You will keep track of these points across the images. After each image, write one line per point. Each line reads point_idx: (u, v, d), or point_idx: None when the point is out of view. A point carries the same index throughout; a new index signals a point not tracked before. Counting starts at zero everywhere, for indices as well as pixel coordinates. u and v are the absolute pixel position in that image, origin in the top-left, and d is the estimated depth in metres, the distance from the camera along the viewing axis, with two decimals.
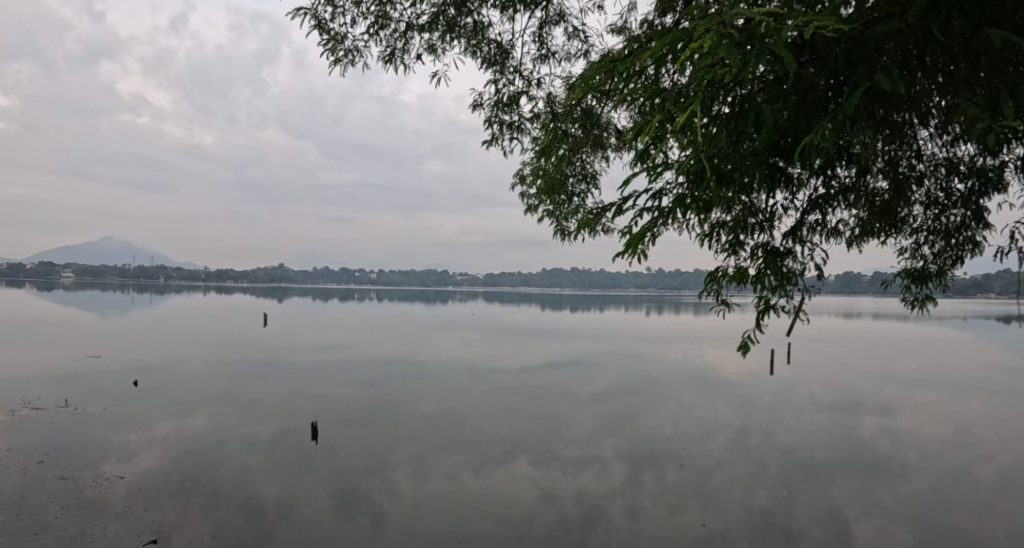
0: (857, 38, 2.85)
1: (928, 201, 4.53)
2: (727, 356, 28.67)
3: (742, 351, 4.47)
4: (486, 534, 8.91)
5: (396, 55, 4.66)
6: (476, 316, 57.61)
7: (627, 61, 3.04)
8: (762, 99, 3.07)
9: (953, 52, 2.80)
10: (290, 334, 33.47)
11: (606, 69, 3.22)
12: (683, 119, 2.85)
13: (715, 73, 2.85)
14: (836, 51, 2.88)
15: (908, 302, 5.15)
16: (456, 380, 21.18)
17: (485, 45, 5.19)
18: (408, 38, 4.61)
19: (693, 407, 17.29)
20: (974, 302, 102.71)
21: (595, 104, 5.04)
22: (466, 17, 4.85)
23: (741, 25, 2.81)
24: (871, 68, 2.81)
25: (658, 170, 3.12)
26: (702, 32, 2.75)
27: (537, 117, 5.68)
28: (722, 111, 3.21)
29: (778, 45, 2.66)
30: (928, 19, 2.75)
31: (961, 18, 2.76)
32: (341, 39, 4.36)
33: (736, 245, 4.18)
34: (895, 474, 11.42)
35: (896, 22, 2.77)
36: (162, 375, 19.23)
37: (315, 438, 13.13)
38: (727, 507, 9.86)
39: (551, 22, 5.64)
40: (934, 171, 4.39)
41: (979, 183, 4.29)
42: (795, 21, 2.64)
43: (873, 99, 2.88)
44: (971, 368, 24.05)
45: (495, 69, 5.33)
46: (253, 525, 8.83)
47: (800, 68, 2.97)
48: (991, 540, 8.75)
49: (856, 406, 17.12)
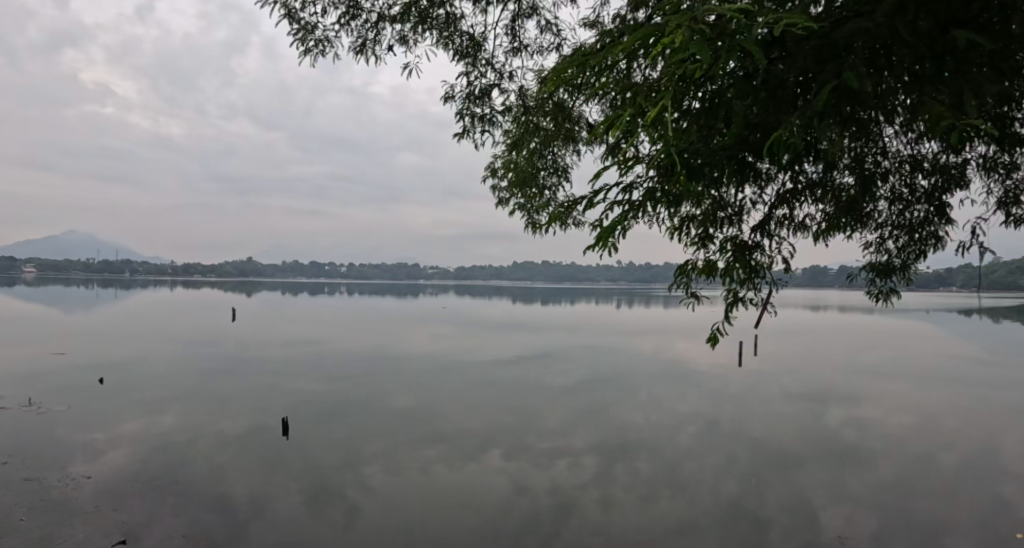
0: (826, 37, 2.92)
1: (893, 196, 4.73)
2: (696, 349, 29.11)
3: (712, 342, 4.55)
4: (464, 528, 8.92)
5: (367, 45, 4.72)
6: (449, 309, 56.55)
7: (599, 56, 3.11)
8: (732, 95, 3.16)
9: (919, 53, 2.89)
10: (259, 329, 32.86)
11: (578, 63, 3.29)
12: (655, 114, 2.92)
13: (686, 68, 2.92)
14: (806, 49, 2.94)
15: (873, 295, 5.43)
16: (429, 374, 21.14)
17: (458, 38, 5.19)
18: (379, 29, 4.69)
19: (662, 398, 17.62)
20: (927, 297, 105.83)
21: (567, 98, 5.13)
22: (439, 8, 4.89)
23: (713, 22, 2.86)
24: (841, 66, 2.89)
25: (630, 164, 3.19)
26: (675, 27, 2.80)
27: (509, 110, 5.77)
28: (693, 106, 3.32)
29: (748, 42, 2.72)
30: (895, 21, 2.83)
31: (928, 18, 2.84)
32: (312, 29, 4.47)
33: (705, 238, 4.34)
34: (859, 463, 11.80)
35: (865, 21, 2.83)
36: (129, 372, 18.64)
37: (285, 434, 12.97)
38: (698, 496, 10.12)
39: (524, 13, 5.70)
40: (899, 168, 4.58)
41: (942, 180, 4.52)
42: (766, 18, 2.70)
43: (841, 96, 2.97)
44: (930, 359, 24.80)
45: (466, 60, 5.34)
46: (225, 524, 8.69)
47: (771, 66, 3.05)
48: (951, 525, 9.08)
49: (822, 396, 17.56)
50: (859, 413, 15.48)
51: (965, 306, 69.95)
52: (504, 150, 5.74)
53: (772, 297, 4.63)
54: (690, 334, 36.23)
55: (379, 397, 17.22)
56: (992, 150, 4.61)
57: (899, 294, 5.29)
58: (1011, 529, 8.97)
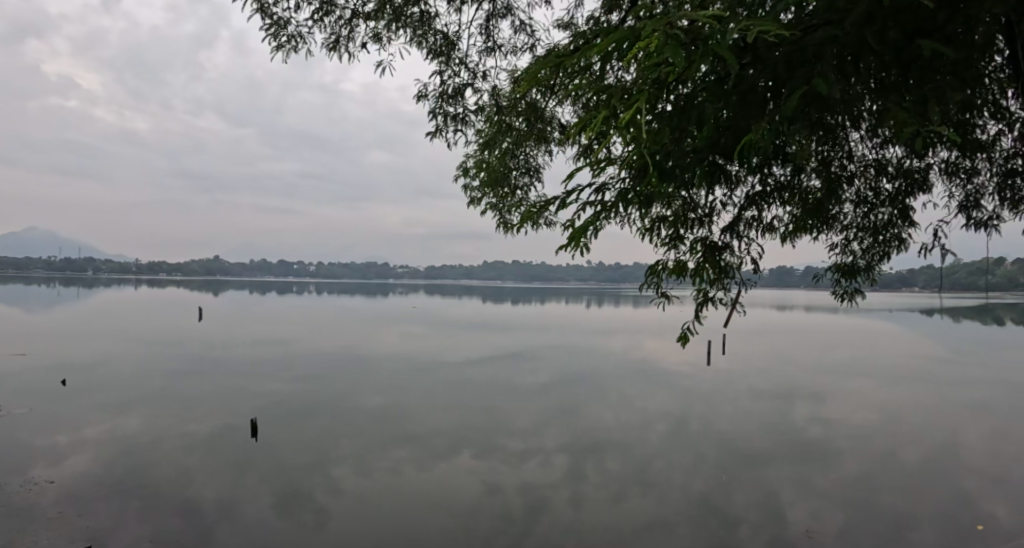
0: (797, 43, 2.98)
1: (858, 200, 4.86)
2: (665, 348, 29.51)
3: (681, 342, 4.62)
4: (436, 528, 8.91)
5: (340, 42, 4.69)
6: (419, 309, 56.22)
7: (574, 58, 3.15)
8: (703, 98, 3.22)
9: (886, 60, 2.97)
10: (227, 329, 32.32)
11: (552, 64, 3.33)
12: (628, 116, 2.96)
13: (660, 71, 2.97)
14: (776, 56, 3.02)
15: (839, 295, 5.58)
16: (401, 374, 21.04)
17: (431, 36, 5.18)
18: (353, 26, 4.66)
19: (632, 397, 17.85)
20: (887, 297, 108.92)
21: (539, 98, 5.17)
22: (413, 7, 4.87)
23: (687, 26, 2.91)
24: (811, 72, 2.97)
25: (602, 165, 3.23)
26: (650, 31, 2.85)
27: (482, 110, 5.79)
28: (665, 108, 3.38)
29: (721, 47, 2.78)
30: (864, 29, 2.90)
31: (895, 27, 2.92)
32: (284, 25, 4.41)
33: (676, 239, 4.42)
34: (823, 459, 12.11)
35: (834, 29, 2.91)
36: (91, 373, 18.17)
37: (254, 435, 12.76)
38: (668, 494, 10.27)
39: (498, 13, 5.73)
40: (865, 172, 4.71)
41: (906, 184, 4.67)
42: (738, 25, 2.75)
43: (811, 102, 3.04)
44: (892, 357, 25.57)
45: (440, 59, 5.34)
46: (192, 529, 8.52)
47: (743, 71, 3.12)
48: (912, 519, 9.38)
49: (788, 394, 17.96)
50: (824, 410, 15.86)
51: (924, 306, 71.95)
52: (476, 150, 5.74)
53: (741, 297, 4.72)
54: (659, 334, 36.70)
55: (350, 397, 17.07)
56: (954, 155, 4.76)
57: (863, 294, 5.44)
58: (969, 522, 9.28)
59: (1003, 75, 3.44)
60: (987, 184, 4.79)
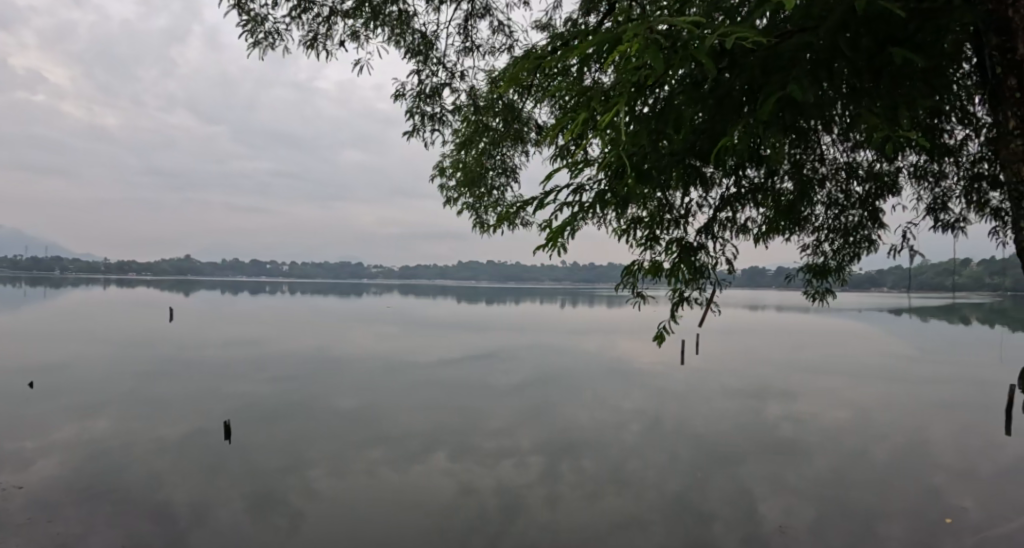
0: (773, 49, 3.04)
1: (829, 202, 4.98)
2: (640, 348, 29.82)
3: (658, 341, 4.68)
4: (412, 529, 8.89)
5: (318, 40, 4.66)
6: (394, 309, 55.99)
7: (554, 59, 3.18)
8: (681, 101, 3.27)
9: (858, 67, 3.05)
10: (198, 329, 31.83)
11: (532, 65, 3.35)
12: (607, 119, 3.00)
13: (639, 74, 3.01)
14: (752, 61, 3.09)
15: (810, 295, 5.72)
16: (377, 374, 20.94)
17: (409, 36, 5.18)
18: (331, 24, 4.64)
19: (607, 396, 17.99)
20: (854, 297, 111.30)
21: (516, 99, 5.19)
22: (391, 6, 4.87)
23: (666, 31, 2.94)
24: (786, 78, 3.03)
25: (579, 166, 3.26)
26: (630, 35, 2.89)
27: (459, 110, 5.81)
28: (643, 111, 3.42)
29: (700, 52, 2.83)
30: (838, 37, 2.97)
31: (868, 36, 2.99)
32: (261, 21, 4.36)
33: (651, 240, 4.48)
34: (795, 456, 12.35)
35: (809, 36, 2.97)
36: (58, 375, 17.76)
37: (227, 438, 12.57)
38: (643, 492, 10.38)
39: (476, 13, 5.75)
40: (836, 174, 4.83)
41: (875, 187, 4.80)
42: (716, 30, 2.80)
43: (785, 106, 3.12)
44: (861, 356, 26.12)
45: (418, 59, 5.34)
46: (164, 533, 8.38)
47: (719, 75, 3.20)
48: (883, 513, 9.60)
49: (760, 393, 18.27)
50: (796, 409, 16.16)
51: (890, 306, 73.75)
52: (453, 150, 5.76)
53: (715, 297, 4.80)
54: (634, 333, 37.06)
55: (325, 398, 16.94)
56: (922, 160, 4.91)
57: (833, 294, 5.57)
58: (936, 516, 9.53)
59: (969, 83, 3.56)
60: (953, 187, 4.93)
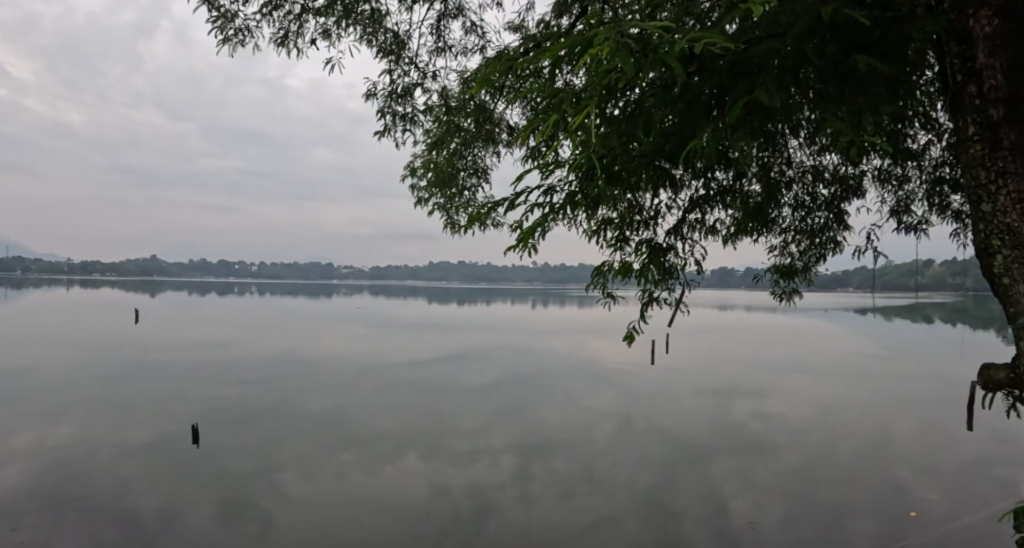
0: (741, 55, 3.07)
1: (796, 204, 5.11)
2: (610, 347, 30.15)
3: (628, 340, 4.76)
4: (385, 532, 8.85)
5: (289, 37, 4.62)
6: (365, 310, 55.68)
7: (525, 61, 3.16)
8: (651, 104, 3.29)
9: (823, 73, 3.10)
10: (163, 331, 31.20)
11: (503, 67, 3.33)
12: (578, 121, 2.99)
13: (611, 77, 3.02)
14: (720, 65, 3.12)
15: (778, 294, 5.89)
16: (348, 376, 20.79)
17: (382, 35, 5.18)
18: (302, 22, 4.60)
19: (578, 396, 18.16)
20: (817, 297, 113.98)
21: (488, 99, 5.22)
22: (363, 4, 4.85)
23: (636, 35, 2.95)
24: (754, 82, 3.08)
25: (550, 169, 3.12)
26: (601, 38, 2.88)
27: (431, 110, 5.82)
28: (614, 113, 3.43)
29: (670, 57, 2.85)
30: (805, 43, 3.01)
31: (833, 43, 3.05)
32: (232, 18, 4.32)
33: (622, 240, 4.55)
34: (764, 454, 12.61)
35: (777, 42, 3.00)
36: (18, 379, 17.26)
37: (195, 442, 12.36)
38: (615, 491, 10.50)
39: (448, 14, 5.78)
40: (803, 177, 4.98)
41: (841, 190, 4.97)
42: (686, 35, 2.82)
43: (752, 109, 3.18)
44: (825, 354, 26.76)
45: (390, 58, 5.34)
46: (130, 541, 8.20)
47: (689, 79, 3.23)
48: (849, 509, 9.86)
49: (728, 392, 18.60)
50: (763, 407, 16.50)
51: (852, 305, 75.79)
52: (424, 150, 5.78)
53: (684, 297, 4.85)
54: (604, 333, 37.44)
55: (295, 401, 16.77)
56: (886, 164, 5.09)
57: (800, 294, 5.75)
58: (901, 510, 9.80)
59: (930, 89, 3.67)
60: (914, 190, 5.14)
